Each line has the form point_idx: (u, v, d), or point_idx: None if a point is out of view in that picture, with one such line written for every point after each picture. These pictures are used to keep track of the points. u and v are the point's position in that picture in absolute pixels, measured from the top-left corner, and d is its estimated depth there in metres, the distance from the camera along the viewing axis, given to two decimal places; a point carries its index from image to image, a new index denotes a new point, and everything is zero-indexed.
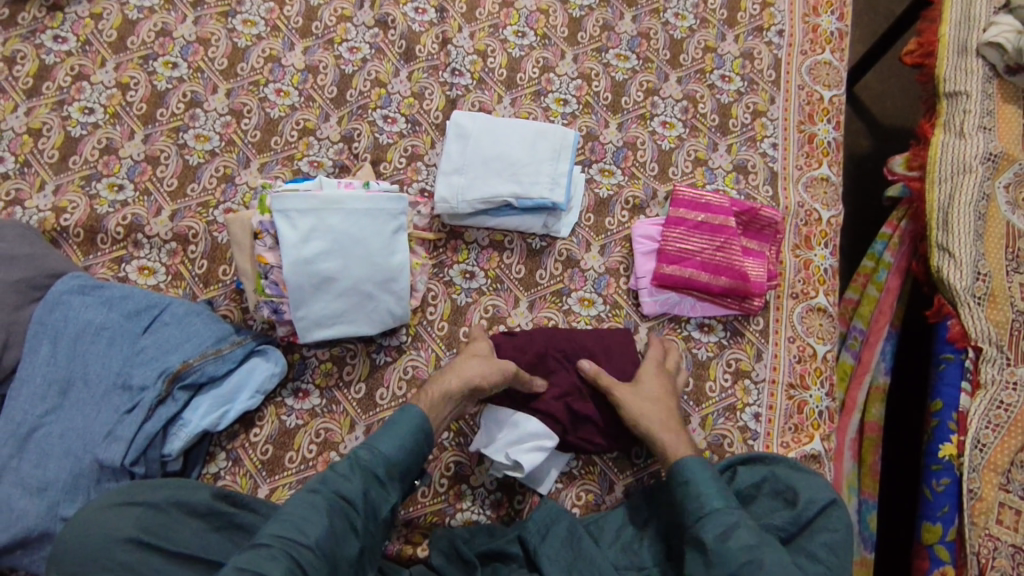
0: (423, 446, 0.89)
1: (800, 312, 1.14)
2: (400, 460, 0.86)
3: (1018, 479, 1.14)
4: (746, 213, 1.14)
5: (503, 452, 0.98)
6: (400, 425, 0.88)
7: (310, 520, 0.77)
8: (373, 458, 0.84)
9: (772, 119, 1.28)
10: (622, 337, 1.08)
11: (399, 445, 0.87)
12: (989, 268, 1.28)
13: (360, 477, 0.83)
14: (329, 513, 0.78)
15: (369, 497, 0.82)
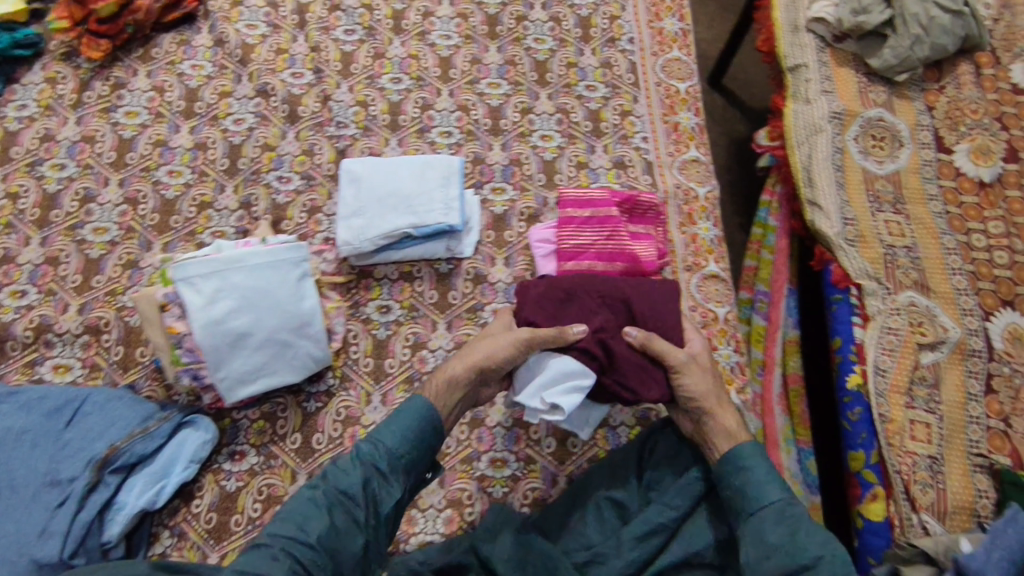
0: (430, 436, 0.94)
1: (696, 283, 1.24)
2: (401, 451, 0.91)
3: (919, 395, 1.25)
4: (628, 200, 1.22)
5: (539, 398, 0.95)
6: (402, 416, 0.93)
7: (304, 519, 0.83)
8: (376, 451, 0.90)
9: (638, 116, 1.40)
10: (665, 289, 1.07)
11: (401, 436, 0.92)
12: (854, 213, 1.44)
13: (362, 470, 0.88)
14: (332, 508, 0.85)
15: (371, 489, 0.87)
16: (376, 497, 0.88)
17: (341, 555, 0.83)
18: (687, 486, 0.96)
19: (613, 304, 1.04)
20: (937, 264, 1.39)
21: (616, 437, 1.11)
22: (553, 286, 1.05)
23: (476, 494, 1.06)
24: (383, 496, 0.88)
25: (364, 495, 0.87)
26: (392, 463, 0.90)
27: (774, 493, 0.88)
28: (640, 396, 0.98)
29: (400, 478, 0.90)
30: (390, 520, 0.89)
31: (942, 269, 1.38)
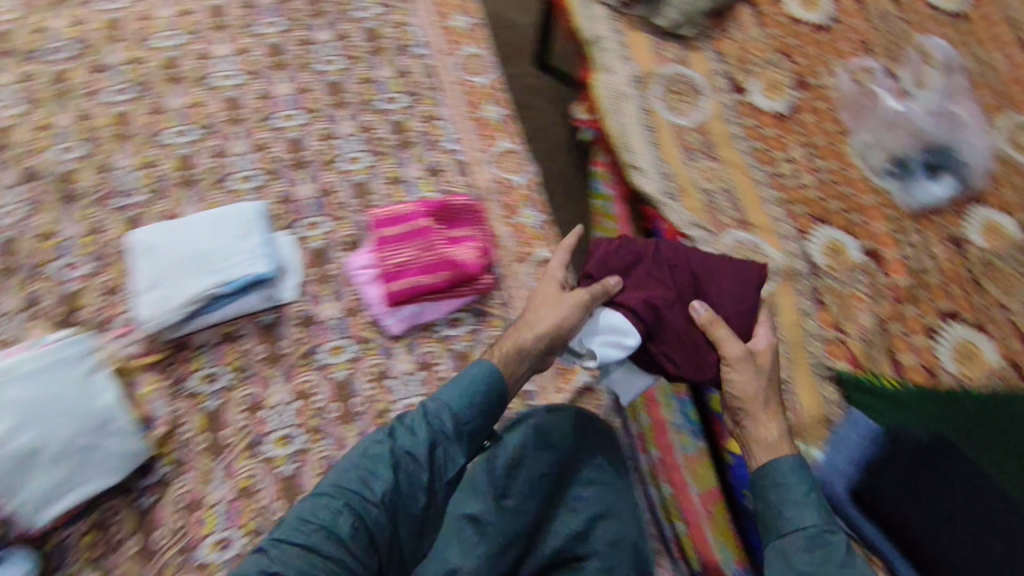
0: (490, 404, 1.00)
1: (530, 272, 1.26)
2: (468, 414, 0.98)
3: None
4: (439, 207, 1.21)
5: (580, 343, 1.07)
6: (471, 378, 1.00)
7: (368, 476, 0.90)
8: (438, 414, 0.97)
9: (444, 119, 1.38)
10: (757, 270, 1.12)
11: (462, 396, 0.99)
12: (671, 168, 1.52)
13: (429, 431, 0.95)
14: (395, 464, 0.91)
15: (436, 449, 0.94)
16: (432, 455, 0.94)
17: (402, 512, 0.90)
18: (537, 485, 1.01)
19: (681, 273, 1.10)
20: (750, 199, 1.52)
21: None
22: (624, 247, 1.13)
23: None
24: (439, 456, 0.94)
25: (423, 455, 0.93)
26: (454, 427, 0.97)
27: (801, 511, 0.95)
28: (676, 369, 1.06)
29: (463, 438, 0.97)
30: (449, 479, 0.94)
31: (756, 204, 1.52)
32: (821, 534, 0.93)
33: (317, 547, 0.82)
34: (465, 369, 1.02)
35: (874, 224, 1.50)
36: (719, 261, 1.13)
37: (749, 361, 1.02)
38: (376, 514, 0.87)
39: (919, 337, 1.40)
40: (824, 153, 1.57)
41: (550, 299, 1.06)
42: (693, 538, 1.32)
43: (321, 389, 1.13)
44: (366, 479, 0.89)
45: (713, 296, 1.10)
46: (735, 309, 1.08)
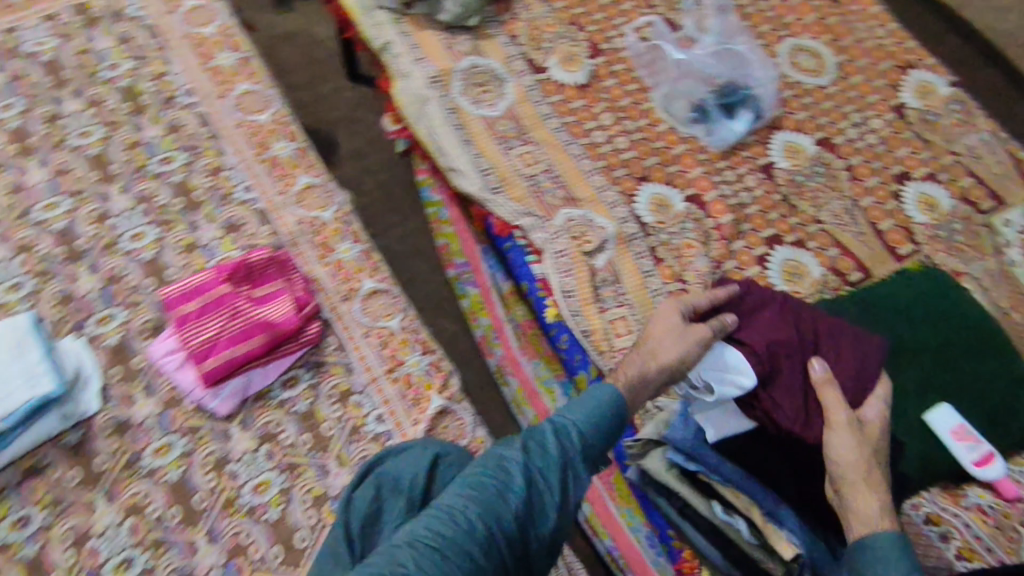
0: (607, 424, 0.96)
1: (359, 307, 1.20)
2: (591, 433, 0.94)
3: (605, 298, 1.39)
4: (237, 268, 1.12)
5: (697, 375, 1.13)
6: (589, 400, 0.97)
7: (498, 496, 0.83)
8: (565, 430, 0.92)
9: (231, 168, 1.29)
10: (874, 347, 1.14)
11: (590, 417, 0.95)
12: (488, 162, 1.50)
13: (557, 448, 0.89)
14: (508, 486, 0.84)
15: (551, 475, 0.87)
16: (540, 487, 0.86)
17: (490, 550, 0.79)
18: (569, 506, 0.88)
19: (804, 324, 1.16)
20: (574, 174, 1.51)
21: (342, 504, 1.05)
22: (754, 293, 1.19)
23: None
24: (549, 488, 0.86)
25: (532, 481, 0.86)
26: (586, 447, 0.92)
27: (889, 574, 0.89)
28: (786, 423, 1.09)
29: (581, 469, 0.90)
30: (556, 519, 0.86)
31: (580, 177, 1.51)
32: None
33: (415, 557, 0.76)
34: (587, 392, 0.99)
35: (689, 170, 1.56)
36: (842, 327, 1.16)
37: (852, 430, 1.04)
38: (472, 547, 0.78)
39: (751, 268, 1.47)
40: (632, 113, 1.61)
41: (675, 332, 1.10)
42: (601, 518, 1.37)
43: (154, 497, 1.03)
44: (496, 490, 0.83)
45: (836, 356, 1.13)
46: (849, 372, 1.11)
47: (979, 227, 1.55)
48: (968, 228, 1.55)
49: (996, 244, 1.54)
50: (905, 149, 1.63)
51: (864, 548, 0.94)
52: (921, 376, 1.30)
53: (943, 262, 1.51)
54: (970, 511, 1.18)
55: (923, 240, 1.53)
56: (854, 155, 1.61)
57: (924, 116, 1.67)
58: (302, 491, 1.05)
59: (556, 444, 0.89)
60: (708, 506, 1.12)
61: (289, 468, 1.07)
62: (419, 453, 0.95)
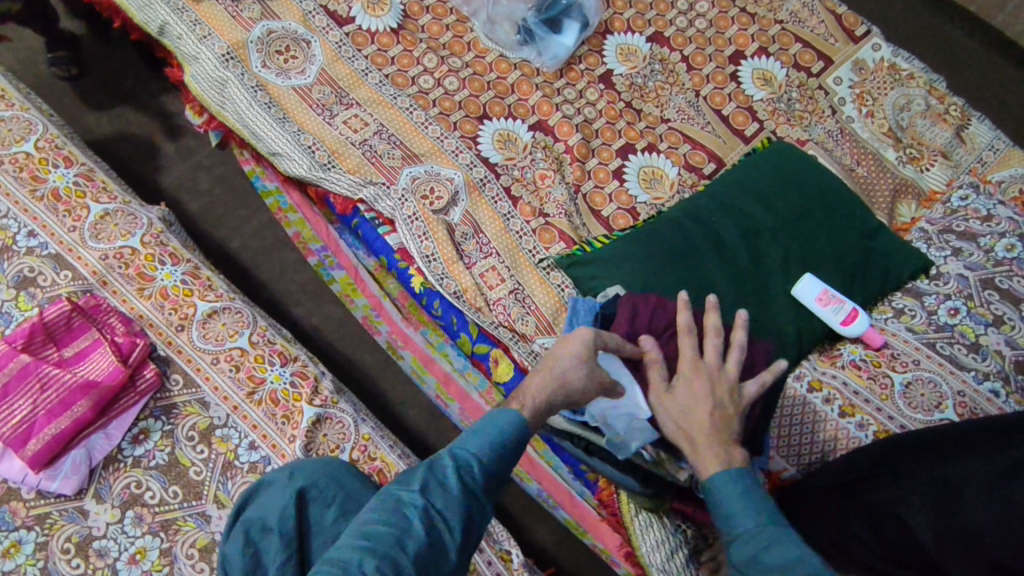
0: (510, 453, 0.86)
1: (198, 334, 1.08)
2: (493, 464, 0.83)
3: (469, 251, 1.33)
4: (32, 333, 1.00)
5: (597, 412, 1.04)
6: (489, 426, 0.86)
7: (397, 554, 0.73)
8: (467, 465, 0.81)
9: (4, 216, 1.11)
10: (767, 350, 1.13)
11: (492, 443, 0.84)
12: (311, 136, 1.37)
13: (459, 489, 0.79)
14: (408, 533, 0.75)
15: (455, 514, 0.78)
16: (441, 531, 0.77)
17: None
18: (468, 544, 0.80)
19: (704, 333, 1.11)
20: (406, 128, 1.41)
21: None
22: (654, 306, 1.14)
23: None
24: (452, 530, 0.77)
25: (432, 529, 0.76)
26: (487, 478, 0.83)
27: (744, 523, 0.87)
28: None
29: (482, 503, 0.82)
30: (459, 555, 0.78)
31: (416, 131, 1.41)
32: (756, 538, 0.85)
33: None
34: (486, 417, 0.87)
35: (528, 97, 1.48)
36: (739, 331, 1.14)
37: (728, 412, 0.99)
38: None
39: (610, 184, 1.44)
40: (456, 49, 1.51)
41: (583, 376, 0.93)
42: (529, 470, 1.34)
43: None
44: (394, 538, 0.74)
45: None
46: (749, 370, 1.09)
47: (814, 90, 1.58)
48: (805, 94, 1.57)
49: (832, 104, 1.57)
50: (734, 28, 1.61)
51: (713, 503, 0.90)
52: (785, 251, 1.33)
53: (787, 133, 1.53)
54: (846, 369, 1.24)
55: (766, 116, 1.54)
56: (687, 45, 1.59)
57: None
58: (186, 546, 0.95)
59: (458, 483, 0.79)
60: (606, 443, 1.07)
61: (165, 526, 0.97)
62: (284, 484, 0.89)
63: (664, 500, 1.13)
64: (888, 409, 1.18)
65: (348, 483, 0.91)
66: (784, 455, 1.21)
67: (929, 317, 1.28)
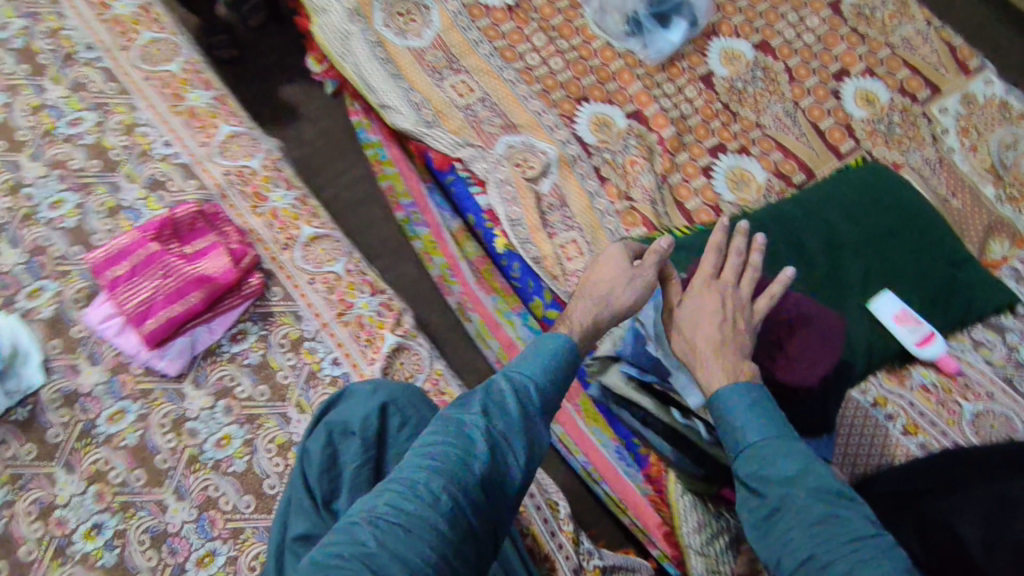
0: (561, 375, 0.90)
1: (300, 255, 1.16)
2: (549, 388, 0.88)
3: (553, 222, 1.38)
4: (161, 226, 1.10)
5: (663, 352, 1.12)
6: (544, 352, 0.91)
7: (461, 468, 0.76)
8: (523, 387, 0.86)
9: (146, 123, 1.22)
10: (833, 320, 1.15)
11: (545, 368, 0.89)
12: (420, 95, 1.45)
13: (518, 410, 0.83)
14: (472, 451, 0.78)
15: (516, 437, 0.81)
16: (504, 450, 0.80)
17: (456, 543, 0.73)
18: (530, 467, 0.83)
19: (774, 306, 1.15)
20: (509, 99, 1.46)
21: None
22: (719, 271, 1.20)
23: None
24: (514, 452, 0.81)
25: (496, 456, 0.79)
26: (543, 404, 0.87)
27: (752, 435, 0.88)
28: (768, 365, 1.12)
29: (541, 424, 0.85)
30: (523, 476, 0.81)
31: (517, 103, 1.46)
32: (765, 452, 0.86)
33: (381, 534, 0.69)
34: (540, 342, 0.92)
35: (628, 86, 1.52)
36: (810, 303, 1.16)
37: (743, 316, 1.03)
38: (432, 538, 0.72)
39: (697, 179, 1.46)
40: (564, 32, 1.56)
41: (623, 280, 1.02)
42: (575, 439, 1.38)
43: (114, 462, 1.01)
44: (459, 457, 0.77)
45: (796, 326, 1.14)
46: (810, 337, 1.13)
47: (917, 117, 1.56)
48: (906, 119, 1.56)
49: (933, 133, 1.56)
50: (842, 46, 1.61)
51: (724, 410, 0.91)
52: (867, 267, 1.32)
53: (882, 155, 1.53)
54: (914, 391, 1.24)
55: (864, 135, 1.54)
56: (792, 57, 1.60)
57: (859, 10, 1.65)
58: (266, 441, 1.04)
59: (517, 406, 0.83)
60: (668, 412, 1.14)
61: (249, 420, 1.05)
62: (366, 396, 0.94)
63: (714, 486, 1.16)
64: (953, 434, 1.18)
65: (419, 406, 0.96)
66: (833, 453, 1.21)
67: (1009, 353, 1.31)
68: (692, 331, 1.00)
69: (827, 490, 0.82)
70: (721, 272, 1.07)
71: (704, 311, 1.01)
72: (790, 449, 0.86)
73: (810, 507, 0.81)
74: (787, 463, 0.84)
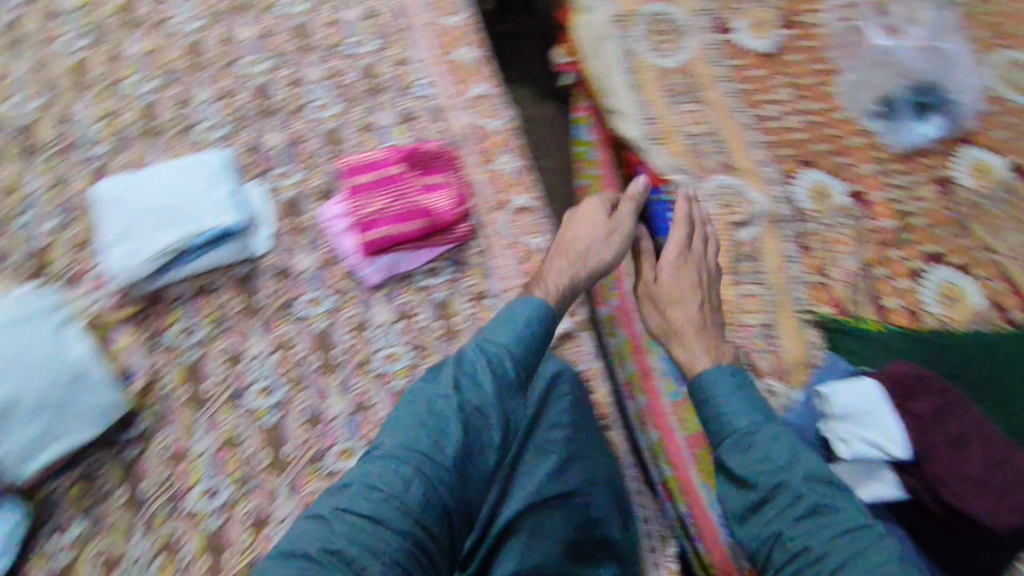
0: (540, 329, 1.02)
1: (508, 220, 1.23)
2: (521, 354, 0.99)
3: (744, 271, 1.33)
4: (408, 154, 1.21)
5: (835, 436, 1.09)
6: (514, 318, 1.02)
7: (436, 451, 0.86)
8: (499, 360, 0.97)
9: (415, 62, 1.34)
10: None
11: (513, 336, 1.00)
12: (654, 112, 1.45)
13: (490, 387, 0.94)
14: (446, 436, 0.88)
15: (489, 418, 0.92)
16: (478, 424, 0.91)
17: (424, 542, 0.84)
18: (501, 442, 0.93)
19: (973, 436, 1.05)
20: (737, 142, 1.44)
21: None
22: (917, 375, 1.11)
23: None
24: (489, 429, 0.92)
25: (465, 450, 0.89)
26: (515, 369, 0.97)
27: (739, 420, 1.02)
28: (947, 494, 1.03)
29: (513, 396, 0.96)
30: (492, 453, 0.92)
31: (743, 148, 1.44)
32: (747, 436, 1.00)
33: (357, 527, 0.78)
34: (513, 309, 1.03)
35: (860, 165, 1.43)
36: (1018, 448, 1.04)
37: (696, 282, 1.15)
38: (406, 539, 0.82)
39: (904, 279, 1.35)
40: (811, 94, 1.50)
41: (599, 236, 1.13)
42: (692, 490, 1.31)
43: (299, 341, 1.13)
44: (432, 443, 0.87)
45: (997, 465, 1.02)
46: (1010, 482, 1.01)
47: None
48: None
49: None
50: None
51: (710, 394, 1.05)
52: None
53: None
54: None
55: None
56: None
57: None
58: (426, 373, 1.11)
59: (490, 381, 0.94)
60: None
61: (418, 349, 1.13)
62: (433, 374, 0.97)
63: None
64: None
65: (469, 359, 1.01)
66: None
67: None
68: (665, 302, 1.14)
69: (817, 473, 0.95)
70: (691, 242, 1.18)
71: (682, 284, 1.14)
72: (781, 435, 1.00)
73: (800, 493, 0.93)
74: (775, 449, 0.98)
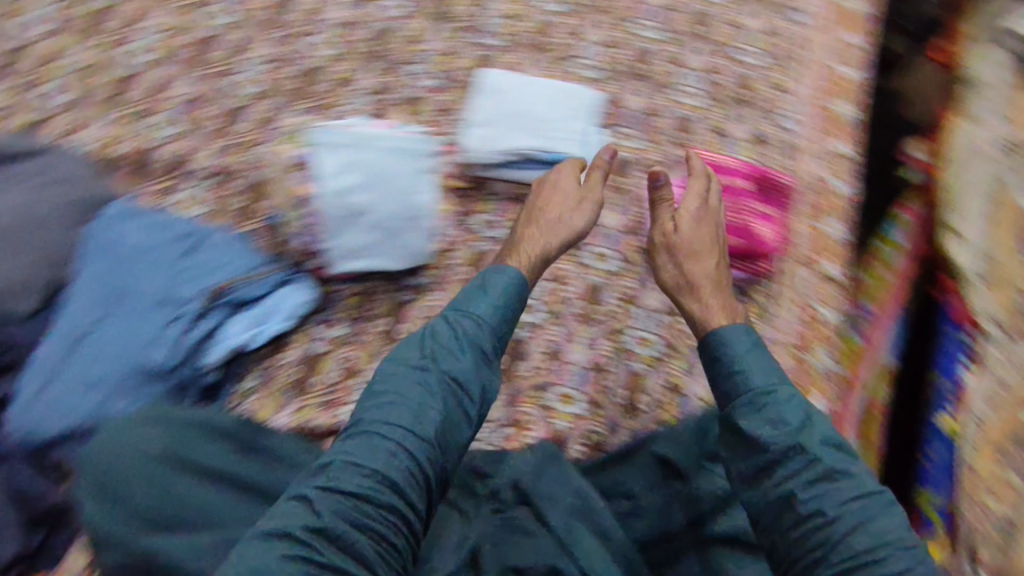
0: (517, 302, 0.98)
1: (810, 282, 1.22)
2: (485, 324, 0.94)
3: (1016, 453, 1.12)
4: (756, 175, 1.24)
5: None
6: (493, 286, 0.97)
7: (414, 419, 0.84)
8: (455, 322, 0.93)
9: (792, 94, 1.32)
10: None
11: (492, 309, 0.96)
12: (1002, 247, 1.22)
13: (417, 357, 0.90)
14: (429, 398, 0.87)
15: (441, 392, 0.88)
16: (460, 390, 0.89)
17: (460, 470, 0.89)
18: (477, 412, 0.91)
19: None
20: None
21: (688, 406, 1.14)
22: None
23: (539, 421, 1.13)
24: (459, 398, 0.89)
25: (449, 422, 0.87)
26: (474, 347, 0.92)
27: (761, 381, 0.91)
28: None
29: (485, 362, 0.92)
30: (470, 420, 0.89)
31: None
32: (763, 398, 0.90)
33: (341, 499, 0.79)
34: (489, 274, 0.99)
35: None
36: None
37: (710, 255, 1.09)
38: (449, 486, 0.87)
39: None
40: None
41: (573, 202, 1.12)
42: None
43: (573, 283, 1.20)
44: (420, 404, 0.86)
45: None
46: None
47: None
48: None
49: None
50: None
51: (720, 345, 0.96)
52: None
53: None
54: None
55: None
56: None
57: None
58: (665, 372, 1.16)
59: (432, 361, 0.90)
60: None
61: (668, 348, 1.17)
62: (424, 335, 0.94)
63: None
64: None
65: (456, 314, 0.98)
66: None
67: None
68: (691, 260, 1.08)
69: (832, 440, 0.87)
70: (711, 196, 1.15)
71: (701, 236, 1.10)
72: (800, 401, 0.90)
73: (815, 459, 0.85)
74: (791, 412, 0.88)
